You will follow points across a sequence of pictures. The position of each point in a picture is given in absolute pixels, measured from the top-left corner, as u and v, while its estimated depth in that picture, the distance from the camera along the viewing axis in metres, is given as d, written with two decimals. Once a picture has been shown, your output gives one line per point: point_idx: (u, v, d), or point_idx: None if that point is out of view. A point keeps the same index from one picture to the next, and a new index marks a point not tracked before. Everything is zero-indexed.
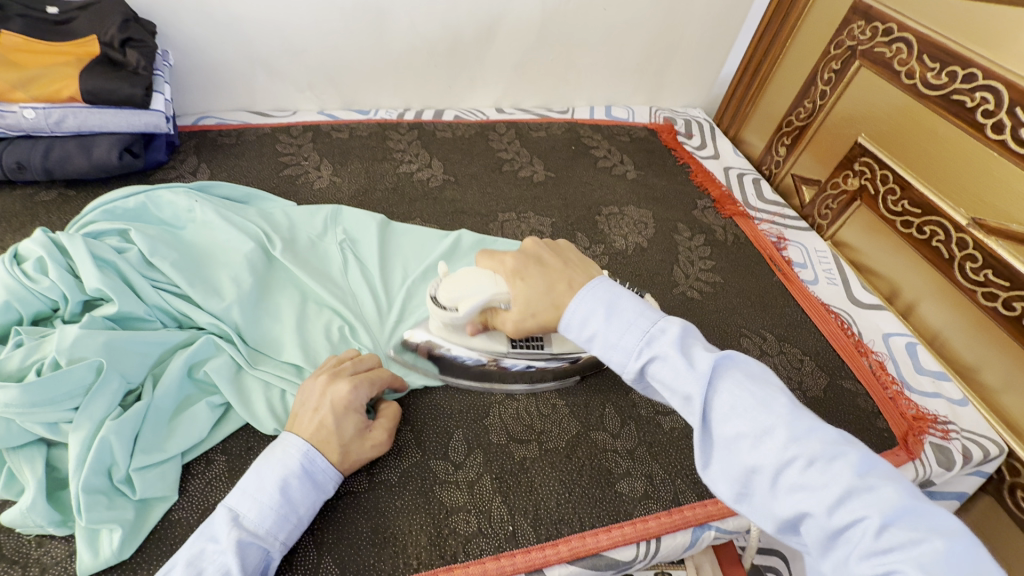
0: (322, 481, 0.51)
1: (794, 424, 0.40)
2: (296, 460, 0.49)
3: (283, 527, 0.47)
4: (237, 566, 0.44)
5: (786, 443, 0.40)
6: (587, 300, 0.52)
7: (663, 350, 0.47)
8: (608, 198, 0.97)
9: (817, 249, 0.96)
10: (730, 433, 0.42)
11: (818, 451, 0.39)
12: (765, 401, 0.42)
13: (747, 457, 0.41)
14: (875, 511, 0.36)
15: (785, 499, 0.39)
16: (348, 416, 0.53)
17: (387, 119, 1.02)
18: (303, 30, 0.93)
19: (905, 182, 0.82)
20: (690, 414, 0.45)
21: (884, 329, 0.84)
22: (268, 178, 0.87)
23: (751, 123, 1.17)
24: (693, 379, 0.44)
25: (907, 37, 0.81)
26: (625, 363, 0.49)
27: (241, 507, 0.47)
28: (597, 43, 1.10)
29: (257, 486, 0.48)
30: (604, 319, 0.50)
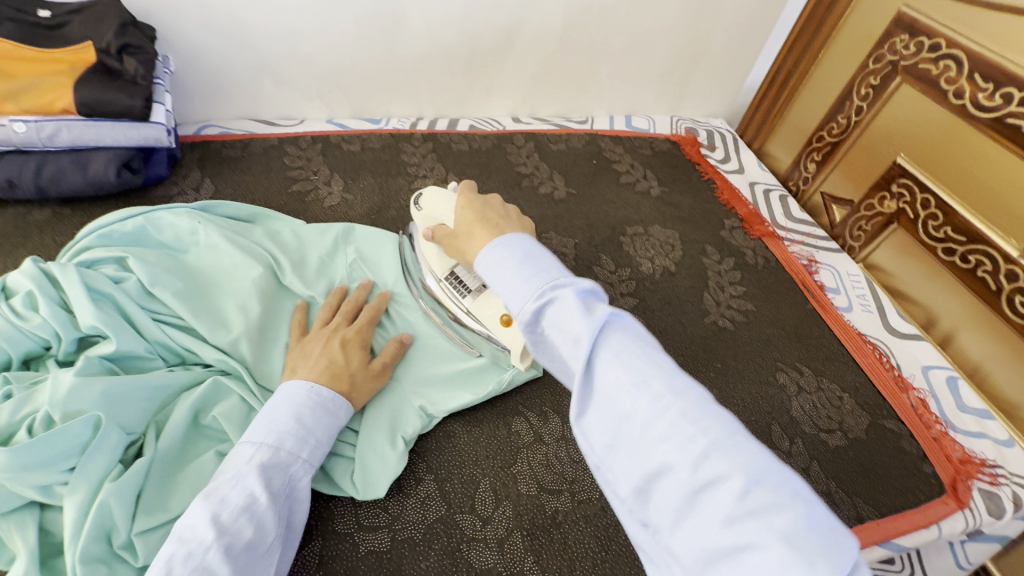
0: (333, 407, 0.54)
1: (670, 376, 0.37)
2: (304, 391, 0.53)
3: (303, 447, 0.50)
4: (261, 484, 0.46)
5: (660, 396, 0.36)
6: (504, 248, 0.48)
7: (562, 293, 0.42)
8: (632, 216, 0.92)
9: (850, 273, 0.92)
10: (611, 380, 0.37)
11: (687, 407, 0.35)
12: (650, 354, 0.38)
13: (621, 408, 0.37)
14: (739, 471, 0.32)
15: (648, 451, 0.35)
16: (354, 351, 0.59)
17: (399, 130, 0.97)
18: (312, 37, 0.88)
19: (948, 207, 0.78)
20: (575, 358, 0.40)
21: (923, 362, 0.81)
22: (276, 195, 0.82)
23: (777, 135, 1.13)
24: (584, 324, 0.39)
25: (957, 54, 0.76)
26: (523, 303, 0.43)
27: (256, 435, 0.49)
28: (620, 51, 1.05)
29: (269, 417, 0.50)
30: (517, 263, 0.46)
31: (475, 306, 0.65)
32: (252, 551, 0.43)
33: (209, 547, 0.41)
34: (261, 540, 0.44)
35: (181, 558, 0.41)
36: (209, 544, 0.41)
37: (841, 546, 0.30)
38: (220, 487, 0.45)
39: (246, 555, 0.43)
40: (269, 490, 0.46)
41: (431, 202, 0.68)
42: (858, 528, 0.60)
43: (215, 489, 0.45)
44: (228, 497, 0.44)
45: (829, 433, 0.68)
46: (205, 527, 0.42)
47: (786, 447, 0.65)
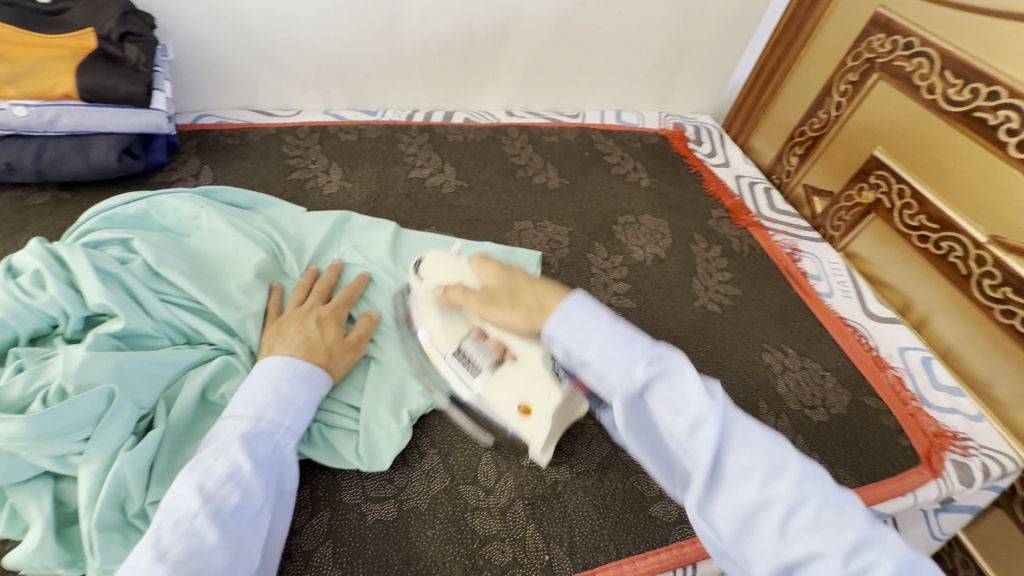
0: (313, 377, 0.55)
1: (801, 462, 0.40)
2: (280, 364, 0.54)
3: (284, 415, 0.51)
4: (244, 452, 0.47)
5: (797, 482, 0.39)
6: (587, 314, 0.49)
7: (672, 367, 0.44)
8: (623, 206, 0.95)
9: (831, 260, 0.96)
10: (741, 466, 0.40)
11: (823, 494, 0.39)
12: (773, 441, 0.42)
13: (750, 494, 0.40)
14: (885, 557, 0.36)
15: (792, 542, 0.38)
16: (330, 328, 0.60)
17: (396, 121, 0.99)
18: (311, 30, 0.89)
19: (921, 197, 0.83)
20: (695, 442, 0.42)
21: (899, 344, 0.85)
22: (275, 182, 0.83)
23: (760, 131, 1.17)
24: (708, 405, 0.42)
25: (929, 52, 0.81)
26: (631, 374, 0.45)
27: (237, 410, 0.50)
28: (611, 47, 1.08)
29: (249, 392, 0.52)
30: (611, 335, 0.47)
31: (486, 386, 0.56)
32: (242, 514, 0.44)
33: (195, 514, 0.42)
34: (250, 505, 0.45)
35: (171, 525, 0.42)
36: (196, 511, 0.43)
37: None
38: (204, 459, 0.46)
39: (236, 518, 0.44)
40: (254, 458, 0.47)
41: (430, 268, 0.61)
42: None
43: (199, 461, 0.46)
44: (212, 467, 0.45)
45: (812, 409, 0.71)
46: (191, 494, 0.43)
47: (772, 422, 0.69)
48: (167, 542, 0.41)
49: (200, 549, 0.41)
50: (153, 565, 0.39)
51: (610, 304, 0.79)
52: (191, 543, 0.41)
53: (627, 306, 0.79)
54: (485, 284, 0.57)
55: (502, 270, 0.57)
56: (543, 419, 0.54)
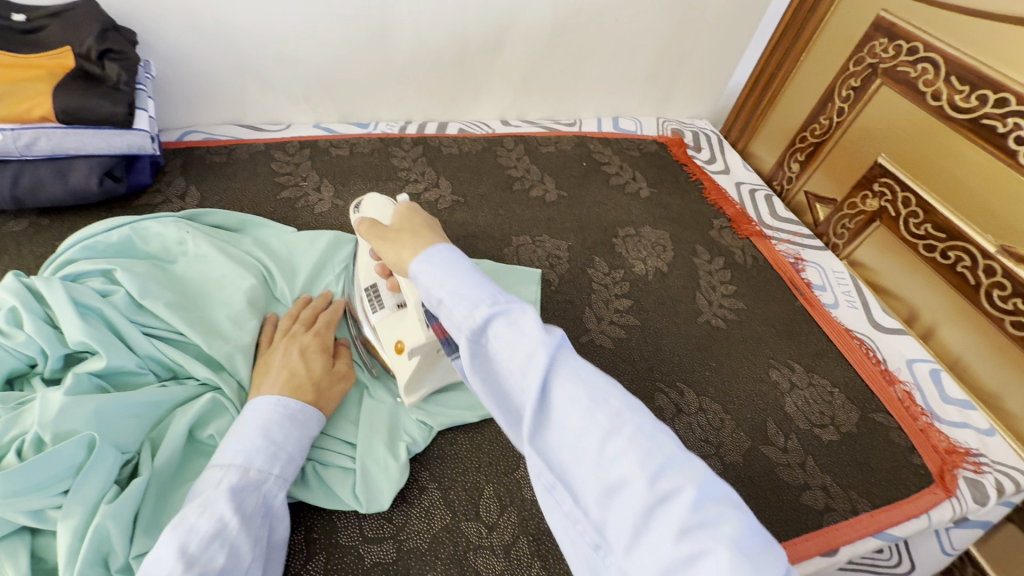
0: (304, 418, 0.52)
1: (625, 395, 0.37)
2: (271, 406, 0.51)
3: (274, 462, 0.48)
4: (231, 508, 0.43)
5: (617, 412, 0.36)
6: (445, 258, 0.44)
7: (516, 308, 0.39)
8: (623, 218, 0.93)
9: (835, 270, 0.94)
10: (565, 396, 0.36)
11: (643, 423, 0.35)
12: (605, 372, 0.38)
13: (575, 429, 0.36)
14: (691, 484, 0.33)
15: (604, 469, 0.35)
16: (314, 358, 0.58)
17: (389, 134, 0.96)
18: (301, 44, 0.87)
19: (928, 205, 0.81)
20: (526, 376, 0.37)
21: (907, 356, 0.83)
22: (265, 202, 0.80)
23: (760, 136, 1.15)
24: (539, 338, 0.37)
25: (934, 57, 0.79)
26: (469, 312, 0.40)
27: (223, 458, 0.47)
28: (607, 55, 1.05)
29: (235, 436, 0.49)
30: (462, 273, 0.42)
31: (381, 322, 0.63)
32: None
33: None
34: (236, 566, 0.42)
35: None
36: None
37: (773, 554, 0.32)
38: (187, 516, 0.42)
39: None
40: (240, 513, 0.44)
41: (371, 207, 0.66)
42: (853, 520, 0.61)
43: (181, 518, 0.42)
44: (196, 524, 0.42)
45: (822, 428, 0.69)
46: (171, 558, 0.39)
47: (781, 443, 0.67)
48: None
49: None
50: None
51: (612, 322, 0.77)
52: None
53: (630, 323, 0.77)
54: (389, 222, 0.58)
55: (407, 212, 0.55)
56: (409, 360, 0.59)
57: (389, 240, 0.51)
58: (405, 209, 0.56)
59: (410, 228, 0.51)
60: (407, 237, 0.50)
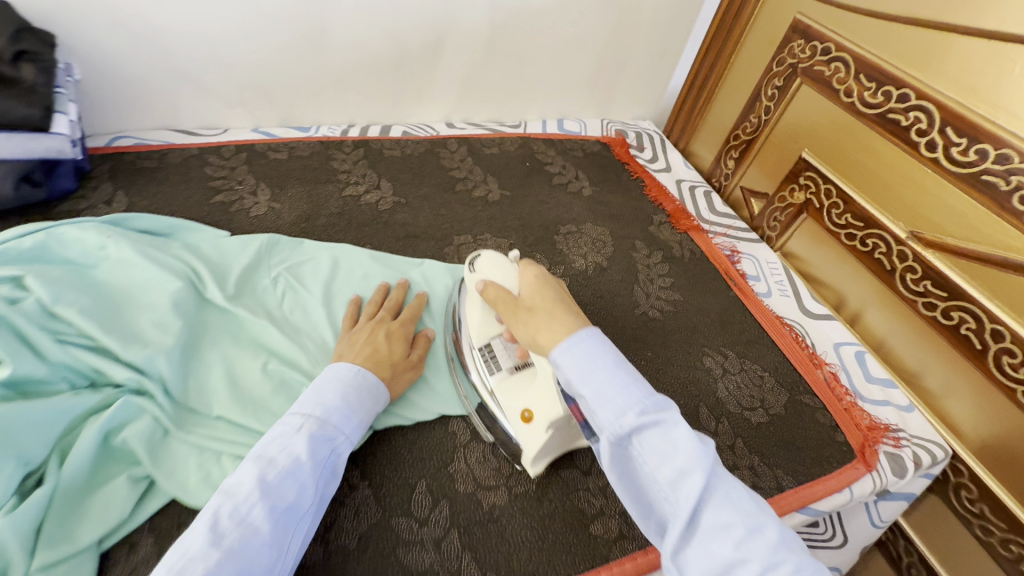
0: (372, 391, 0.57)
1: (781, 526, 0.39)
2: (353, 372, 0.56)
3: (347, 423, 0.53)
4: (306, 452, 0.48)
5: (773, 544, 0.37)
6: (589, 347, 0.48)
7: (666, 417, 0.43)
8: (565, 216, 0.95)
9: (768, 261, 0.98)
10: (717, 520, 0.39)
11: (801, 561, 0.37)
12: (758, 501, 0.40)
13: (727, 557, 0.38)
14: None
15: None
16: (397, 342, 0.64)
17: (330, 137, 0.96)
18: (236, 48, 0.86)
19: (847, 196, 0.85)
20: (678, 492, 0.40)
21: (834, 340, 0.87)
22: (197, 206, 0.79)
23: (699, 135, 1.19)
24: (694, 455, 0.40)
25: (845, 57, 0.84)
26: (620, 417, 0.43)
27: (305, 407, 0.52)
28: (548, 58, 1.08)
29: (320, 391, 0.54)
30: (610, 369, 0.46)
31: (502, 387, 0.61)
32: (292, 514, 0.45)
33: (254, 503, 0.43)
34: (299, 506, 0.46)
35: (227, 511, 0.43)
36: (254, 502, 0.44)
37: None
38: (268, 449, 0.47)
39: (287, 516, 0.45)
40: (314, 460, 0.49)
41: (488, 267, 0.63)
42: (778, 497, 0.64)
43: (262, 452, 0.47)
44: (275, 458, 0.47)
45: (751, 411, 0.72)
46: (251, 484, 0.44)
47: (712, 427, 0.69)
48: (224, 526, 0.42)
49: (253, 539, 0.42)
50: (209, 549, 0.40)
51: None
52: (244, 533, 0.42)
53: None
54: (521, 293, 0.58)
55: (540, 286, 0.57)
56: (540, 433, 0.56)
57: (534, 321, 0.54)
58: (539, 279, 0.58)
59: (556, 311, 0.53)
60: (550, 318, 0.53)
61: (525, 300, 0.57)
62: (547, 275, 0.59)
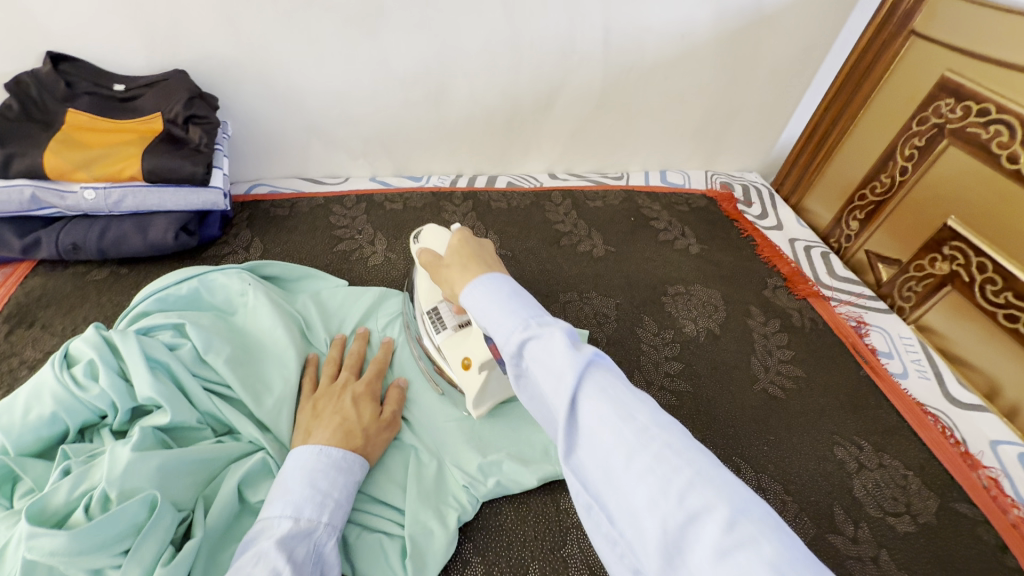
0: (348, 465, 0.53)
1: (655, 411, 0.36)
2: (314, 454, 0.51)
3: (322, 510, 0.48)
4: (283, 557, 0.43)
5: (645, 429, 0.34)
6: (489, 284, 0.47)
7: (547, 329, 0.40)
8: (673, 275, 0.91)
9: (902, 335, 0.89)
10: (595, 417, 0.36)
11: (673, 441, 0.34)
12: (634, 387, 0.37)
13: (604, 449, 0.35)
14: (724, 503, 0.31)
15: (634, 486, 0.33)
16: (364, 405, 0.60)
17: (440, 189, 0.99)
18: (364, 106, 0.92)
19: (1007, 273, 0.76)
20: (559, 398, 0.38)
21: (990, 436, 0.75)
22: (322, 254, 0.84)
23: (815, 190, 1.12)
24: (565, 357, 0.38)
25: (1008, 119, 0.75)
26: (508, 333, 0.42)
27: (271, 511, 0.47)
28: (656, 111, 1.06)
29: (281, 492, 0.49)
30: (504, 296, 0.45)
31: (446, 343, 0.62)
32: None
33: None
34: None
35: None
36: None
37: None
38: (242, 567, 0.42)
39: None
40: (293, 560, 0.44)
41: (430, 235, 0.69)
42: None
43: (236, 571, 0.42)
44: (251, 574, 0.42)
45: (896, 517, 0.64)
46: None
47: (850, 532, 0.62)
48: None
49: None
50: None
51: (662, 387, 0.74)
52: None
53: (681, 390, 0.74)
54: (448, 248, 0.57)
55: (461, 241, 0.55)
56: (478, 375, 0.59)
57: (446, 274, 0.53)
58: (461, 241, 0.55)
59: (465, 261, 0.52)
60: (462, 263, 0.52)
61: (446, 255, 0.56)
62: (473, 236, 0.56)
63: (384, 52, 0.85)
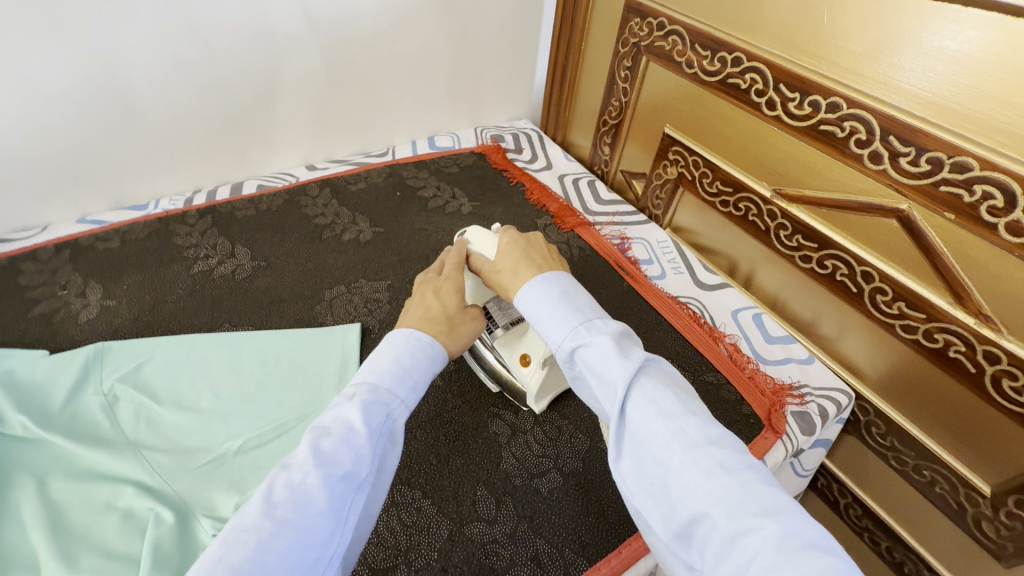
0: (432, 348, 0.51)
1: (705, 426, 0.40)
2: (405, 332, 0.50)
3: (400, 385, 0.47)
4: (359, 418, 0.42)
5: (694, 442, 0.39)
6: (542, 288, 0.52)
7: (596, 336, 0.47)
8: (446, 239, 0.91)
9: (659, 240, 0.98)
10: (646, 423, 0.41)
11: (724, 457, 0.38)
12: (686, 402, 0.42)
13: (655, 457, 0.40)
14: (772, 518, 0.34)
15: (689, 497, 0.37)
16: (448, 296, 0.56)
17: (170, 211, 0.87)
18: (27, 136, 0.76)
19: (713, 165, 0.86)
20: (612, 401, 0.44)
21: (731, 307, 0.87)
22: (11, 326, 0.69)
23: (573, 125, 1.17)
24: (621, 367, 0.43)
25: (678, 30, 0.83)
26: (561, 340, 0.49)
27: (357, 377, 0.47)
28: (398, 78, 1.02)
29: (373, 361, 0.48)
30: (555, 300, 0.51)
31: (503, 342, 0.66)
32: (349, 482, 0.39)
33: (307, 470, 0.38)
34: (356, 474, 0.40)
35: (281, 480, 0.38)
36: (308, 469, 0.38)
37: None
38: (319, 416, 0.43)
39: (344, 486, 0.39)
40: (370, 425, 0.42)
41: (477, 238, 0.63)
42: None
43: (317, 422, 0.42)
44: (328, 427, 0.41)
45: None
46: (304, 450, 0.39)
47: None
48: (276, 496, 0.37)
49: (309, 506, 0.37)
50: (261, 519, 0.36)
51: None
52: (296, 499, 0.37)
53: None
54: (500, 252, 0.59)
55: (508, 242, 0.59)
56: (539, 370, 0.64)
57: (502, 277, 0.57)
58: (510, 240, 0.59)
59: (517, 262, 0.56)
60: (514, 266, 0.56)
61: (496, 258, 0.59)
62: (518, 234, 0.60)
63: (20, 68, 0.71)
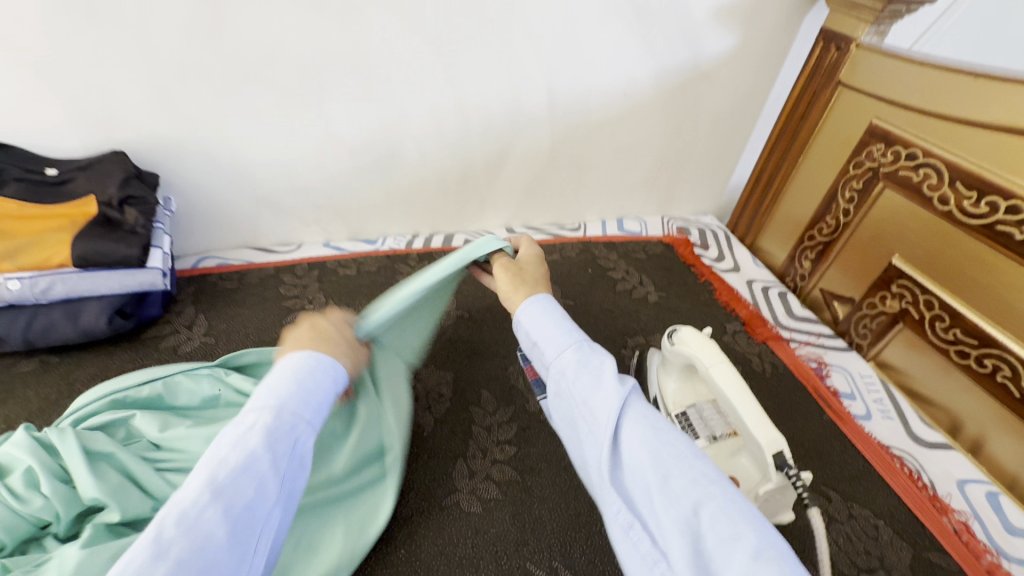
0: (337, 373, 0.49)
1: (690, 446, 0.44)
2: (305, 355, 0.48)
3: (306, 407, 0.45)
4: (261, 445, 0.41)
5: (682, 456, 0.42)
6: (542, 305, 0.57)
7: (596, 358, 0.50)
8: (633, 326, 0.91)
9: (862, 374, 0.89)
10: (637, 438, 0.44)
11: (706, 471, 0.41)
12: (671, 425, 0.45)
13: (643, 464, 0.42)
14: (751, 530, 0.37)
15: (674, 502, 0.40)
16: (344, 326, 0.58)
17: (395, 251, 0.99)
18: (313, 172, 0.91)
19: (953, 309, 0.77)
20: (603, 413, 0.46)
21: (956, 476, 0.75)
22: (270, 328, 0.81)
23: (768, 231, 1.14)
24: (615, 389, 0.47)
25: (935, 163, 0.78)
26: (559, 353, 0.52)
27: (257, 400, 0.44)
28: (608, 163, 1.09)
29: (268, 388, 0.45)
30: (555, 319, 0.55)
31: None
32: (253, 512, 0.38)
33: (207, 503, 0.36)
34: (260, 504, 0.39)
35: (173, 518, 0.35)
36: (205, 504, 0.36)
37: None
38: (220, 447, 0.40)
39: (246, 514, 0.38)
40: (275, 454, 0.41)
41: (691, 344, 0.68)
42: None
43: (214, 447, 0.40)
44: (226, 456, 0.39)
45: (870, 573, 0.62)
46: (199, 485, 0.37)
47: None
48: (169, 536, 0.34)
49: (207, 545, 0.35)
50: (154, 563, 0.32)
51: None
52: (196, 539, 0.35)
53: None
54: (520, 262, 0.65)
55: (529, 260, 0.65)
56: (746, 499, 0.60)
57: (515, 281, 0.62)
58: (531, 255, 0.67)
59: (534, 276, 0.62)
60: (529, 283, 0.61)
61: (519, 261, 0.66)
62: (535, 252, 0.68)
63: (329, 123, 0.86)
